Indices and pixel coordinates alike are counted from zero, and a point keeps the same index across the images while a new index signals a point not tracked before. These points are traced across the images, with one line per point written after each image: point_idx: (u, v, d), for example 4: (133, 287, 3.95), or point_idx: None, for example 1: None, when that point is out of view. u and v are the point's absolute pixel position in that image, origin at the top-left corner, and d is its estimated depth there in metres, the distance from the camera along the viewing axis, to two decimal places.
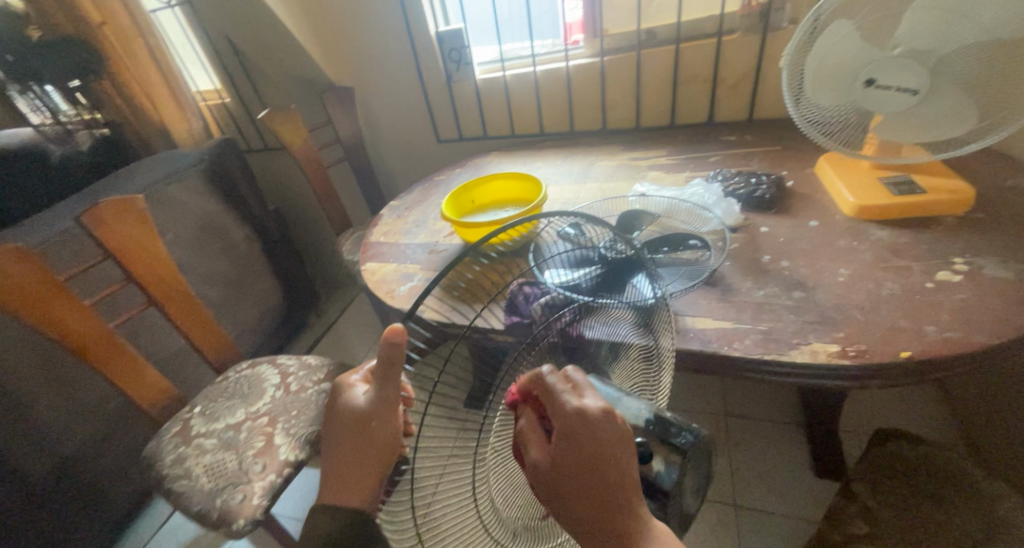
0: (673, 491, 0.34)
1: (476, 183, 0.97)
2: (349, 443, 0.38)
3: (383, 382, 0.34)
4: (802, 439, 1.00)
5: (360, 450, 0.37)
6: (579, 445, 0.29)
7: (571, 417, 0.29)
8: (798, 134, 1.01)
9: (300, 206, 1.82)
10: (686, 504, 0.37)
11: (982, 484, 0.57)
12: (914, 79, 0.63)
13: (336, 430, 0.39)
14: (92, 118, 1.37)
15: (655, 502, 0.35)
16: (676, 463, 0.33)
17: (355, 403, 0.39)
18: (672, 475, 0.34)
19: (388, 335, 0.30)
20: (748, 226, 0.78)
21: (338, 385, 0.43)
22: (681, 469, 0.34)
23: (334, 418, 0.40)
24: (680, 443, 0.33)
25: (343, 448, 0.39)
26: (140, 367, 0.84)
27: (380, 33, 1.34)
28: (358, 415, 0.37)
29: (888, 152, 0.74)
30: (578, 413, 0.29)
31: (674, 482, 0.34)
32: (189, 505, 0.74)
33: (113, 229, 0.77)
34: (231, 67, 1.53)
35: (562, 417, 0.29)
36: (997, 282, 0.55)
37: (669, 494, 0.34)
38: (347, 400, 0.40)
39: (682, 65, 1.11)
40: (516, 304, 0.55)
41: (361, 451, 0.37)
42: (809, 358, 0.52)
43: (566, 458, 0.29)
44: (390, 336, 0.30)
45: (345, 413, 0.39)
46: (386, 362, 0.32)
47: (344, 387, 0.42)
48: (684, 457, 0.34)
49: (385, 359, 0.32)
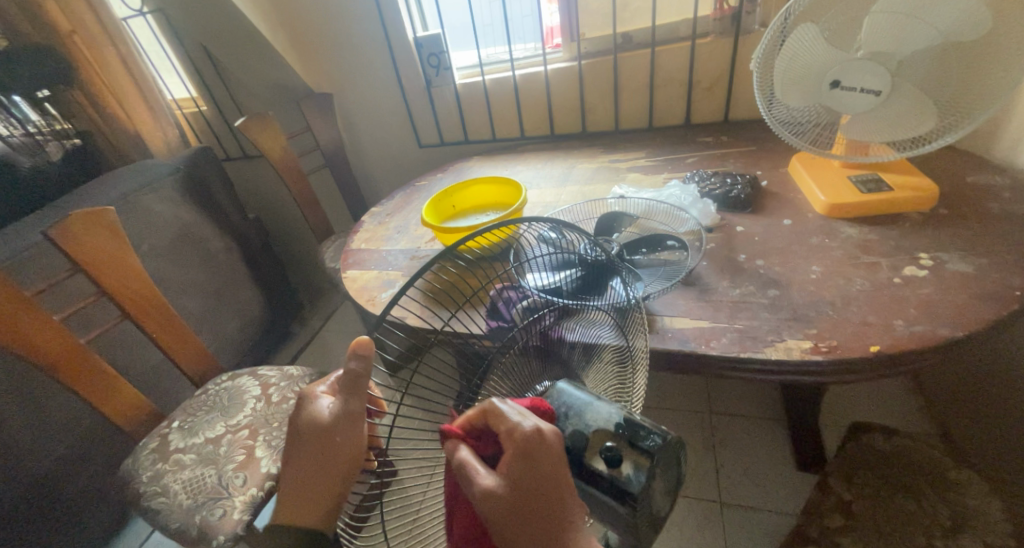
0: (642, 497, 0.31)
1: (457, 188, 0.97)
2: (311, 458, 0.36)
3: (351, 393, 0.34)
4: (784, 433, 1.02)
5: (321, 465, 0.35)
6: (536, 465, 0.26)
7: (525, 434, 0.27)
8: (772, 135, 1.03)
9: (282, 214, 1.80)
10: (661, 512, 0.35)
11: (952, 472, 0.59)
12: (875, 81, 0.65)
13: (298, 446, 0.36)
14: (63, 128, 1.31)
15: (625, 511, 0.32)
16: (644, 466, 0.32)
17: (318, 416, 0.37)
18: (641, 479, 0.32)
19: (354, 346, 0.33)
20: (724, 226, 0.79)
21: (302, 396, 0.40)
22: (650, 472, 0.32)
23: (294, 432, 0.38)
24: (647, 445, 0.33)
25: (304, 464, 0.36)
26: (115, 383, 0.82)
27: (359, 39, 1.34)
28: (320, 429, 0.36)
29: (858, 150, 0.75)
30: (533, 431, 0.27)
31: (643, 486, 0.32)
32: (168, 522, 0.72)
33: (84, 243, 0.75)
34: (207, 74, 1.51)
35: (518, 433, 0.27)
36: (959, 276, 0.57)
37: (638, 500, 0.31)
38: (309, 413, 0.37)
39: (658, 68, 1.13)
40: (497, 308, 0.54)
41: (321, 467, 0.35)
42: (782, 355, 0.53)
43: (520, 478, 0.25)
44: (356, 348, 0.34)
45: (307, 427, 0.36)
46: (353, 374, 0.34)
47: (308, 399, 0.39)
48: (653, 461, 0.33)
49: (353, 373, 0.33)
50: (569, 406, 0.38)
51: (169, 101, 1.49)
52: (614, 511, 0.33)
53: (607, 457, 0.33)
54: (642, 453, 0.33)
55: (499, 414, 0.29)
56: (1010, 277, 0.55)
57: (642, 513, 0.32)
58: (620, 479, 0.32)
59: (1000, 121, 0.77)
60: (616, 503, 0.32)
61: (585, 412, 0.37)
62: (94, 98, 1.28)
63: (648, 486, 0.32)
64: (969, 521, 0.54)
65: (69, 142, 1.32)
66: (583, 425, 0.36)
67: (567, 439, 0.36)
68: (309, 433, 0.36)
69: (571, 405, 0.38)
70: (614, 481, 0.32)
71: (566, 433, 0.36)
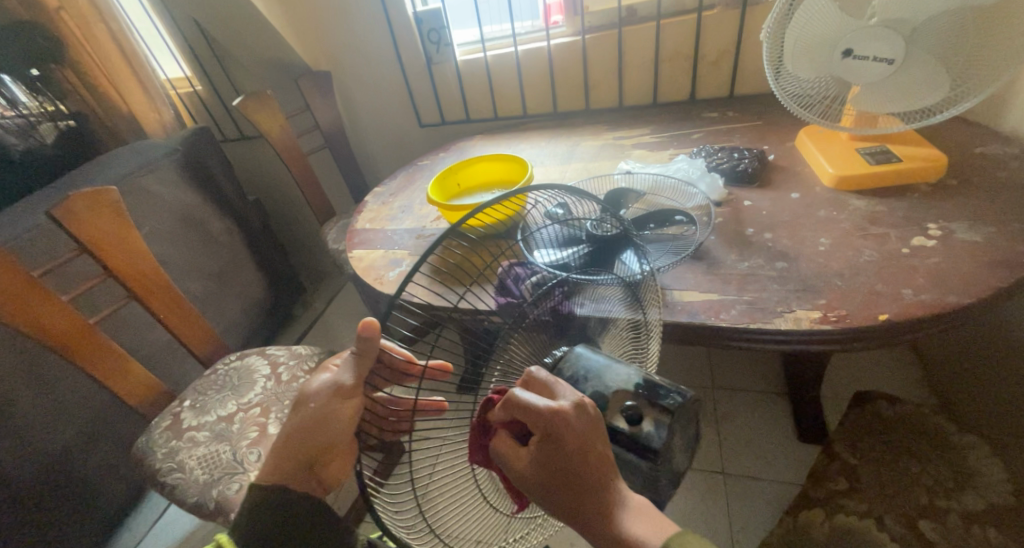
0: (664, 452, 0.32)
1: (461, 165, 0.96)
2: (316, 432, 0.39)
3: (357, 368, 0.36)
4: (785, 405, 1.04)
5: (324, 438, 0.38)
6: (557, 454, 0.28)
7: (544, 420, 0.28)
8: (777, 109, 1.02)
9: (282, 197, 1.78)
10: (680, 467, 0.36)
11: (953, 436, 0.61)
12: (889, 49, 0.64)
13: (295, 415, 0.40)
14: (56, 109, 1.27)
15: (646, 464, 0.33)
16: (664, 423, 0.32)
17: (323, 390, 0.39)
18: (662, 436, 0.32)
19: (362, 327, 0.32)
20: (732, 200, 0.79)
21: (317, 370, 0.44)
22: (670, 428, 0.33)
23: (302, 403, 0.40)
24: (668, 402, 0.33)
25: (307, 435, 0.39)
26: (128, 363, 0.82)
27: (356, 15, 1.30)
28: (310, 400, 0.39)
29: (867, 121, 0.75)
30: (554, 417, 0.28)
31: (664, 442, 0.32)
32: (185, 497, 0.74)
33: (88, 223, 0.74)
34: (200, 52, 1.47)
35: (539, 420, 0.28)
36: (967, 245, 0.57)
37: (659, 455, 0.32)
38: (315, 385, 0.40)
39: (664, 41, 1.11)
40: (505, 285, 0.52)
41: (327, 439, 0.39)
42: (792, 325, 0.54)
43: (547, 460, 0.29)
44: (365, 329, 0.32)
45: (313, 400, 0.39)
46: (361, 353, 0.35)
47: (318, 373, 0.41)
48: (673, 417, 0.33)
49: (363, 350, 0.34)
50: (588, 369, 0.38)
51: (163, 81, 1.45)
52: (636, 467, 0.34)
53: (627, 416, 0.34)
54: (662, 411, 0.33)
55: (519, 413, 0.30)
56: (1018, 245, 0.55)
57: (661, 467, 0.33)
58: (641, 435, 0.33)
59: (1009, 91, 0.76)
60: (636, 458, 0.33)
61: (604, 375, 0.37)
62: (87, 78, 1.24)
63: (668, 442, 0.33)
64: (972, 481, 0.55)
65: (64, 124, 1.30)
66: (603, 386, 0.36)
67: (587, 400, 0.36)
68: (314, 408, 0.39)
69: (590, 368, 0.38)
70: (635, 438, 0.33)
71: (587, 394, 0.36)
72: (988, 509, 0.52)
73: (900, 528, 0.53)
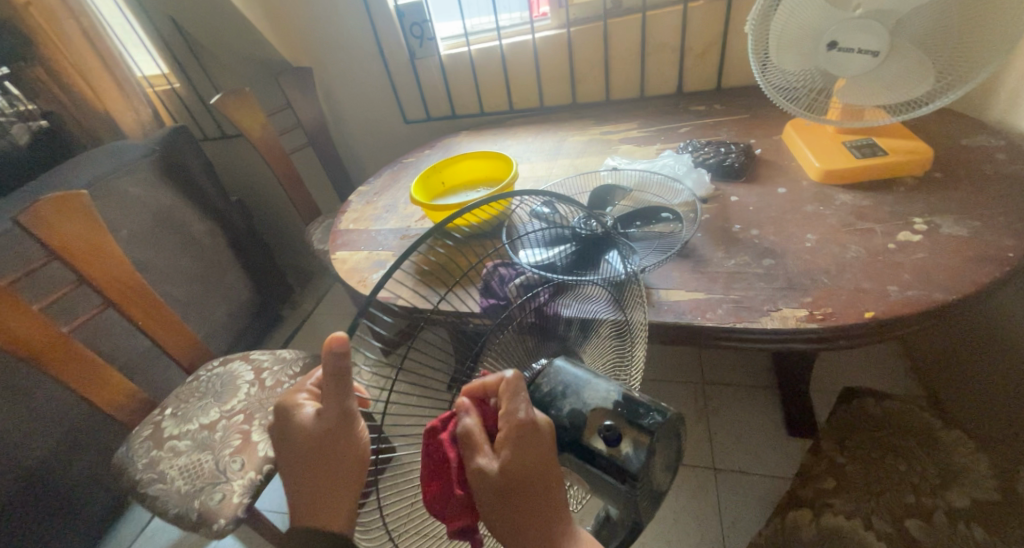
0: (643, 476, 0.30)
1: (446, 163, 0.94)
2: (311, 468, 0.33)
3: (337, 392, 0.32)
4: (774, 399, 1.04)
5: (325, 475, 0.33)
6: (528, 452, 0.29)
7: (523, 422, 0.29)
8: (764, 102, 1.01)
9: (267, 196, 1.75)
10: (662, 486, 0.34)
11: (940, 431, 0.60)
12: (874, 41, 0.63)
13: (294, 457, 0.34)
14: (28, 110, 1.23)
15: (624, 487, 0.31)
16: (644, 445, 0.31)
17: (308, 425, 0.34)
18: (641, 458, 0.31)
19: (332, 343, 0.29)
20: (718, 196, 0.78)
21: (281, 407, 0.37)
22: (651, 450, 0.31)
23: (282, 444, 0.35)
24: (647, 422, 0.32)
25: (308, 474, 0.34)
26: (106, 373, 0.80)
27: (336, 9, 1.27)
28: (312, 436, 0.34)
29: (854, 115, 0.74)
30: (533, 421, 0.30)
31: (643, 465, 0.31)
32: (166, 508, 0.72)
33: (58, 229, 0.72)
34: (177, 48, 1.43)
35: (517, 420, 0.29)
36: (953, 240, 0.57)
37: (638, 478, 0.30)
38: (295, 422, 0.35)
39: (649, 34, 1.09)
40: (491, 287, 0.53)
41: (330, 472, 0.33)
42: (779, 324, 0.53)
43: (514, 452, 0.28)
44: (333, 344, 0.30)
45: (298, 438, 0.34)
46: (334, 375, 0.31)
47: (290, 407, 0.36)
48: (653, 438, 0.31)
49: (333, 371, 0.31)
50: (567, 385, 0.37)
51: (139, 78, 1.41)
52: (614, 489, 0.32)
53: (605, 436, 0.32)
54: (642, 431, 0.32)
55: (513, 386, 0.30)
56: (1004, 239, 0.55)
57: (640, 489, 0.31)
58: (619, 457, 0.31)
59: (996, 82, 0.76)
60: (614, 480, 0.32)
61: (583, 391, 0.36)
62: (58, 77, 1.21)
63: (647, 464, 0.31)
64: (957, 477, 0.55)
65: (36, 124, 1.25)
66: (581, 403, 0.35)
67: (565, 418, 0.35)
68: (302, 445, 0.34)
69: (568, 384, 0.37)
70: (613, 460, 0.32)
71: (565, 413, 0.35)
72: (973, 505, 0.52)
73: (886, 525, 0.53)
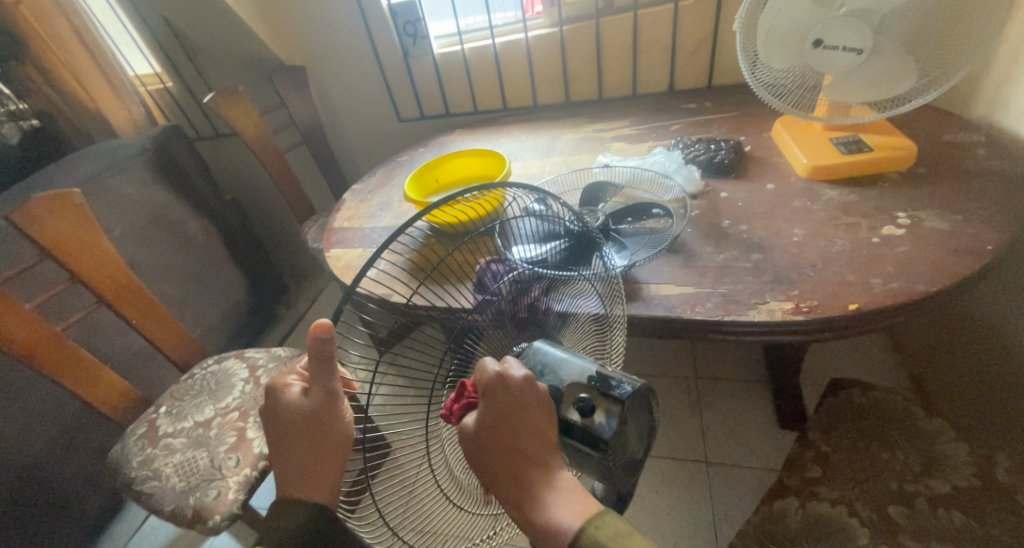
0: (614, 442, 0.32)
1: (439, 161, 0.95)
2: (298, 447, 0.34)
3: (324, 371, 0.34)
4: (765, 394, 1.05)
5: (312, 450, 0.34)
6: (503, 408, 0.31)
7: (493, 383, 0.31)
8: (754, 100, 1.03)
9: (261, 195, 1.75)
10: (635, 456, 0.35)
11: (922, 421, 0.62)
12: (857, 39, 0.64)
13: (282, 434, 0.35)
14: (19, 109, 1.21)
15: (599, 455, 0.33)
16: (614, 413, 0.32)
17: (294, 405, 0.35)
18: (612, 426, 0.32)
19: (316, 329, 0.30)
20: (708, 192, 0.79)
21: (272, 387, 0.37)
22: (622, 419, 0.33)
23: (270, 424, 0.36)
24: (619, 392, 0.33)
25: (295, 453, 0.34)
26: (100, 372, 0.80)
27: (329, 10, 1.27)
28: (301, 414, 0.34)
29: (839, 112, 0.76)
30: (503, 382, 0.31)
31: (615, 432, 0.32)
32: (162, 505, 0.72)
33: (50, 227, 0.71)
34: (169, 46, 1.43)
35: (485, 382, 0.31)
36: (934, 234, 0.58)
37: (610, 445, 0.32)
38: (284, 402, 0.36)
39: (642, 32, 1.10)
40: (483, 281, 0.52)
41: (314, 451, 0.34)
42: (765, 317, 0.54)
43: (494, 418, 0.30)
44: (316, 331, 0.31)
45: (286, 417, 0.35)
46: (318, 355, 0.32)
47: (279, 389, 0.37)
48: (624, 408, 0.33)
49: (317, 352, 0.32)
50: (545, 365, 0.38)
51: (131, 77, 1.41)
52: (590, 458, 0.34)
53: (580, 408, 0.33)
54: (614, 402, 0.33)
55: (498, 380, 0.31)
56: (983, 232, 0.56)
57: (614, 458, 0.33)
58: (593, 427, 0.33)
59: (979, 79, 0.77)
60: (589, 450, 0.33)
61: (560, 368, 0.37)
62: (49, 74, 1.20)
63: (620, 432, 0.33)
64: (938, 465, 0.57)
65: (27, 123, 1.23)
66: (558, 379, 0.36)
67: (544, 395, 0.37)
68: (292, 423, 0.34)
69: (546, 363, 0.38)
70: (588, 430, 0.33)
71: (543, 390, 0.37)
72: (952, 491, 0.54)
73: (868, 512, 0.54)
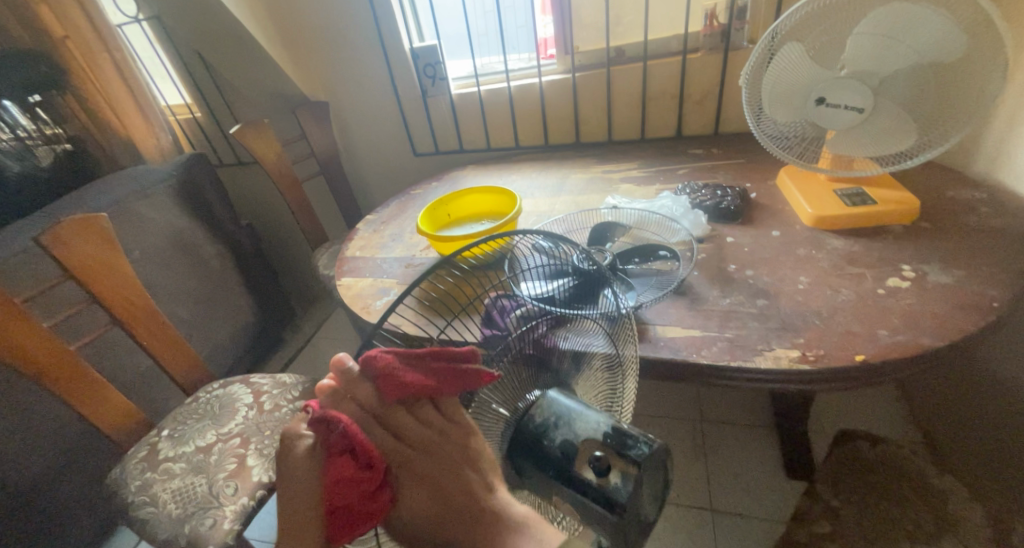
0: (630, 506, 0.32)
1: (452, 196, 0.98)
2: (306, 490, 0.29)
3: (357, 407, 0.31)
4: (772, 440, 1.03)
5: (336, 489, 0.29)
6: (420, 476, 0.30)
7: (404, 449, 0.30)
8: (758, 148, 1.06)
9: (276, 221, 1.79)
10: (648, 516, 0.35)
11: (934, 479, 0.61)
12: (858, 99, 0.67)
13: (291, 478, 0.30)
14: (53, 133, 1.29)
15: (613, 517, 0.33)
16: (630, 475, 0.32)
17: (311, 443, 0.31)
18: (627, 488, 0.32)
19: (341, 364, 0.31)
20: (714, 236, 0.81)
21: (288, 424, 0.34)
22: (637, 481, 0.33)
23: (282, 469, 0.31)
24: (635, 453, 0.33)
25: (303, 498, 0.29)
26: (108, 393, 0.81)
27: (353, 50, 1.35)
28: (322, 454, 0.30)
29: (842, 164, 0.78)
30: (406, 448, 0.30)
31: (630, 495, 0.32)
32: (156, 533, 0.71)
33: (74, 249, 0.74)
34: (200, 79, 1.51)
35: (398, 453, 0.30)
36: (938, 288, 0.59)
37: (625, 509, 0.32)
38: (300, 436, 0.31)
39: (651, 81, 1.15)
40: (492, 318, 0.55)
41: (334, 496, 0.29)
42: (772, 364, 0.54)
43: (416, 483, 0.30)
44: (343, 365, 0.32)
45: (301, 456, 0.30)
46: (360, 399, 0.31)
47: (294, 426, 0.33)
48: (640, 470, 0.33)
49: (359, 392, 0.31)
50: (560, 416, 0.39)
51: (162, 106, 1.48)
52: (603, 518, 0.34)
53: (595, 467, 0.34)
54: (629, 463, 0.33)
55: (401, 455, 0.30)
56: (988, 288, 0.57)
57: (628, 520, 0.33)
58: (608, 488, 0.33)
59: (978, 137, 0.80)
60: (603, 511, 0.33)
61: (575, 422, 0.38)
62: (87, 103, 1.27)
63: (635, 494, 0.33)
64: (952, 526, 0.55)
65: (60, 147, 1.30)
66: (572, 434, 0.37)
67: (557, 448, 0.37)
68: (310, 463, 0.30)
69: (561, 415, 0.39)
70: (602, 490, 0.33)
71: (558, 443, 0.37)
72: None
73: None
